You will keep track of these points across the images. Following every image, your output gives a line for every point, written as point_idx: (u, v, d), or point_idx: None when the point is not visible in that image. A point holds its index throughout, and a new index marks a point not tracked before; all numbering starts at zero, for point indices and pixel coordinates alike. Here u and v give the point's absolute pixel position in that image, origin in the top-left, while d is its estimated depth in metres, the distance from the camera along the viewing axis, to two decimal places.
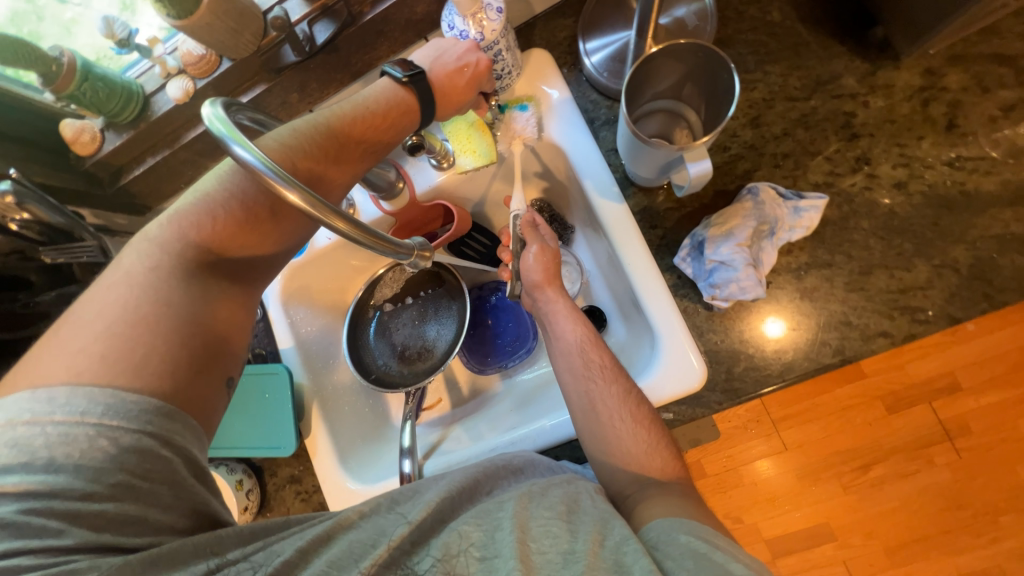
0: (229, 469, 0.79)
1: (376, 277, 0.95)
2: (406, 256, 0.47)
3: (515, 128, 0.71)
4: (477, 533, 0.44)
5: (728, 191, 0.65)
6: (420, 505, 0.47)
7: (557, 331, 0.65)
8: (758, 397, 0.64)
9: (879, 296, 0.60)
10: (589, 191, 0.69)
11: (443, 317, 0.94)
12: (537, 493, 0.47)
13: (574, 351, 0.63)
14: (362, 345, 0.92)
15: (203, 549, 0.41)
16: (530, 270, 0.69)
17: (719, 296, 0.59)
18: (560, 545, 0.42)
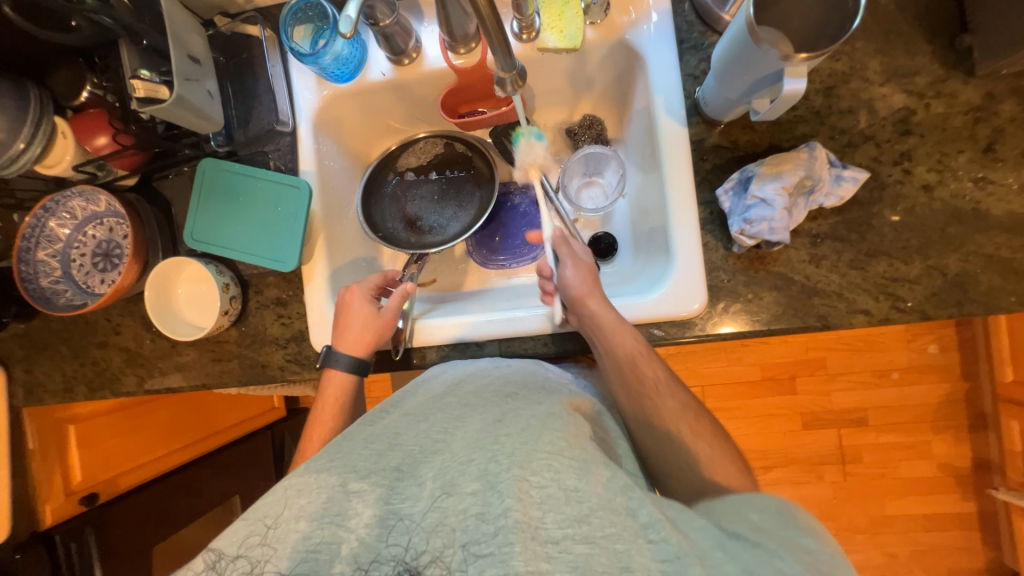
0: (219, 269, 0.78)
1: (409, 143, 0.92)
2: (508, 71, 0.60)
3: (530, 155, 0.80)
4: (473, 465, 0.45)
5: (781, 147, 0.69)
6: (395, 442, 0.51)
7: (609, 347, 0.67)
8: (743, 337, 0.70)
9: (873, 278, 0.67)
10: (656, 107, 0.71)
11: (462, 201, 0.91)
12: (533, 430, 0.48)
13: (626, 367, 0.67)
14: (376, 203, 0.90)
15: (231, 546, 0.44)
16: (572, 285, 0.70)
17: (748, 231, 0.63)
18: (563, 480, 0.43)
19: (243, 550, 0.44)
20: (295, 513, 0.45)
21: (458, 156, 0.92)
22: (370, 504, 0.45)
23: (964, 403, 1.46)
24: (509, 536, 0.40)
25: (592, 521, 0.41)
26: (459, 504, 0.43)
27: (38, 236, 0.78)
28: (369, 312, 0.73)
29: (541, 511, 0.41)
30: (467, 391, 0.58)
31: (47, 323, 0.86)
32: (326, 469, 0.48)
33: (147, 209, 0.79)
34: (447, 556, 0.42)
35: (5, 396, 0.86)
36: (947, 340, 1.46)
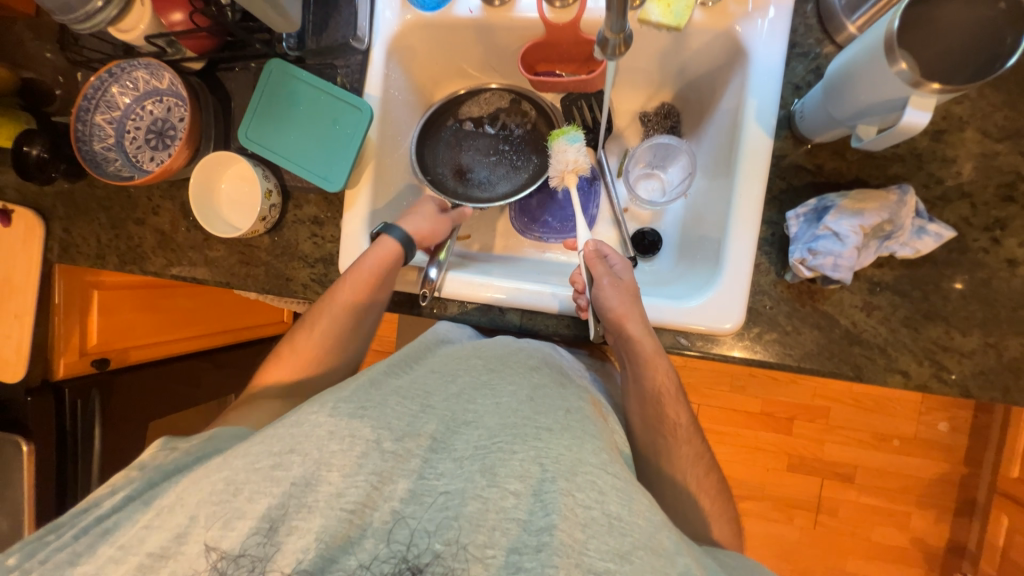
0: (264, 174, 0.77)
1: (475, 92, 0.89)
2: (615, 31, 0.50)
3: (566, 159, 0.76)
4: (517, 459, 0.46)
5: (868, 183, 0.65)
6: (428, 405, 0.52)
7: (640, 377, 0.67)
8: (769, 368, 0.68)
9: (923, 341, 0.64)
10: (746, 110, 0.67)
11: (517, 165, 0.89)
12: (575, 433, 0.49)
13: (650, 401, 0.67)
14: (431, 146, 0.88)
15: (248, 493, 0.43)
16: (611, 303, 0.67)
17: (809, 262, 0.60)
18: (606, 504, 0.44)
19: (269, 495, 0.43)
20: (327, 459, 0.45)
21: (522, 117, 0.89)
22: (407, 477, 0.45)
23: (957, 486, 1.43)
24: (553, 557, 0.40)
25: (634, 560, 0.41)
26: (502, 500, 0.44)
27: (98, 100, 0.78)
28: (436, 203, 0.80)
29: (584, 535, 0.41)
30: (491, 356, 0.61)
31: (92, 188, 0.87)
32: (360, 416, 0.48)
33: (209, 98, 0.78)
34: (484, 552, 0.41)
35: (40, 248, 0.88)
36: (960, 422, 1.42)
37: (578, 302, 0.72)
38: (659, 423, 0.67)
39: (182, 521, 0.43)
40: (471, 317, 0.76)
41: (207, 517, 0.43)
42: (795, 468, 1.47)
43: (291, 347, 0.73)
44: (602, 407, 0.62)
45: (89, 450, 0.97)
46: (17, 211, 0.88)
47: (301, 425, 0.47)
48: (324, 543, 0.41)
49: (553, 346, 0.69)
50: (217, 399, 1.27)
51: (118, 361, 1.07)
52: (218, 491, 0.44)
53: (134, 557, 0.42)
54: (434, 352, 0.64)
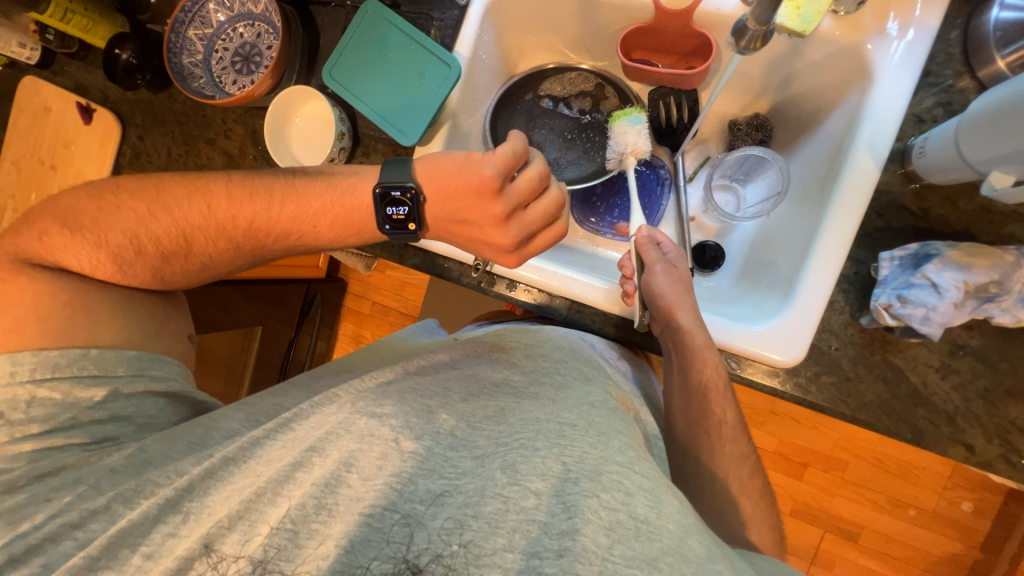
0: (340, 116, 0.76)
1: (561, 70, 0.86)
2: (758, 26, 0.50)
3: (628, 141, 0.74)
4: (539, 457, 0.44)
5: (975, 238, 0.60)
6: (445, 403, 0.52)
7: (686, 368, 0.64)
8: (820, 411, 0.64)
9: (998, 417, 0.59)
10: (858, 136, 0.61)
11: (589, 153, 0.85)
12: (599, 429, 0.48)
13: (695, 393, 0.65)
14: (504, 118, 0.85)
15: (263, 498, 0.44)
16: (661, 289, 0.67)
17: (895, 308, 0.56)
18: (632, 506, 0.41)
19: (292, 497, 0.44)
20: (347, 458, 0.45)
21: (604, 104, 0.85)
22: (427, 474, 0.44)
23: (967, 569, 1.36)
24: (575, 563, 0.38)
25: (662, 568, 0.38)
26: (524, 504, 0.41)
27: (194, 14, 0.78)
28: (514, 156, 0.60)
29: (608, 540, 0.39)
30: (518, 351, 0.62)
31: (171, 100, 0.88)
32: (380, 415, 0.48)
33: (299, 31, 0.78)
34: (504, 558, 0.39)
35: (114, 151, 0.90)
36: (987, 505, 1.34)
37: (622, 290, 0.69)
38: (704, 413, 0.65)
39: (213, 527, 0.43)
40: (517, 298, 0.74)
41: (228, 516, 0.44)
42: (799, 515, 1.43)
43: (194, 178, 0.64)
44: (631, 402, 0.60)
45: None
46: (98, 111, 0.90)
47: (322, 426, 0.49)
48: (345, 546, 0.41)
49: (589, 341, 0.69)
50: (245, 328, 1.29)
51: None
52: (243, 497, 0.44)
53: (167, 561, 0.42)
54: (478, 356, 0.63)
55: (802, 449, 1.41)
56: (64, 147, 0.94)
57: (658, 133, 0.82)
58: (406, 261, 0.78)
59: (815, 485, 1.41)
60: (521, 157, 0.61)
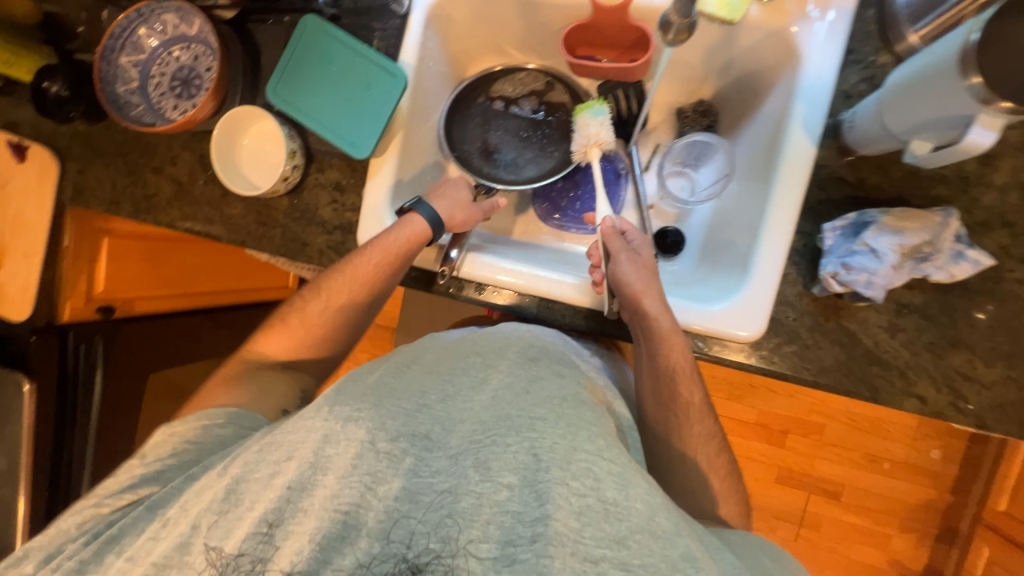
0: (290, 134, 0.75)
1: (510, 71, 0.87)
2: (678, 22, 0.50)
3: (591, 133, 0.75)
4: (511, 453, 0.45)
5: (908, 202, 0.63)
6: (422, 403, 0.51)
7: (653, 354, 0.66)
8: (784, 380, 0.67)
9: (944, 368, 0.63)
10: (792, 115, 0.65)
11: (546, 149, 0.86)
12: (569, 421, 0.47)
13: (664, 378, 0.67)
14: (459, 124, 0.85)
15: (240, 503, 0.44)
16: (628, 276, 0.67)
17: (841, 276, 0.59)
18: (602, 492, 0.42)
19: (265, 501, 0.43)
20: (322, 463, 0.44)
21: (555, 100, 0.86)
22: (401, 474, 0.45)
23: (941, 513, 1.44)
24: (548, 547, 0.40)
25: (631, 545, 0.40)
26: (496, 495, 0.43)
27: (124, 40, 0.76)
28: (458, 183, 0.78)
29: (580, 523, 0.41)
30: (489, 351, 0.59)
31: (110, 131, 0.85)
32: (355, 420, 0.47)
33: (239, 51, 0.76)
34: (480, 547, 0.41)
35: (53, 188, 0.86)
36: (952, 451, 1.42)
37: (591, 279, 0.71)
38: (672, 397, 0.67)
39: (186, 530, 0.44)
40: (488, 300, 0.74)
41: (212, 518, 0.44)
42: (784, 481, 1.48)
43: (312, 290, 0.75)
44: (605, 393, 0.61)
45: (90, 394, 1.00)
46: (31, 148, 0.86)
47: (296, 431, 0.47)
48: (320, 543, 0.41)
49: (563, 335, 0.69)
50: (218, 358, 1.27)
51: (123, 311, 1.06)
52: (216, 504, 0.44)
53: (146, 562, 0.44)
54: (444, 347, 0.62)
55: (781, 417, 1.47)
56: None
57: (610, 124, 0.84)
58: None
59: (796, 449, 1.47)
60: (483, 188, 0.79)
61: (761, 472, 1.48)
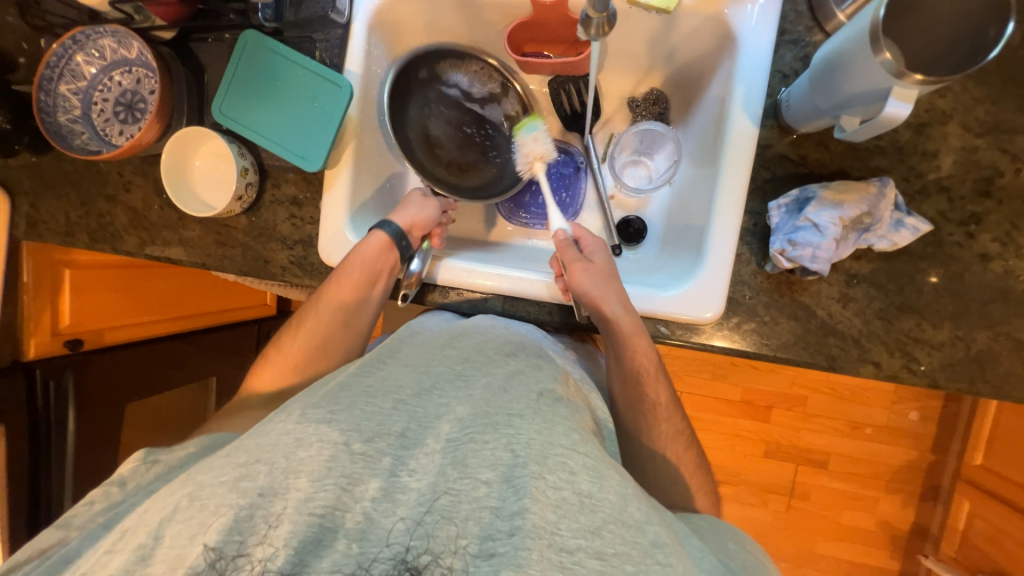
0: (240, 152, 0.74)
1: (457, 58, 0.80)
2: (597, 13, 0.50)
3: (532, 150, 0.78)
4: (487, 449, 0.46)
5: (849, 175, 0.65)
6: (399, 400, 0.50)
7: (618, 358, 0.67)
8: (746, 358, 0.69)
9: (896, 333, 0.65)
10: (732, 98, 0.66)
11: (487, 152, 0.84)
12: (547, 416, 0.48)
13: (630, 379, 0.68)
14: (399, 116, 0.79)
15: (203, 509, 0.43)
16: (586, 284, 0.67)
17: (788, 253, 0.61)
18: (577, 484, 0.43)
19: (230, 503, 0.43)
20: (294, 467, 0.44)
21: (500, 94, 0.82)
22: (377, 476, 0.45)
23: (923, 472, 1.48)
24: (526, 540, 0.40)
25: (604, 535, 0.41)
26: (474, 492, 0.44)
27: (62, 68, 0.74)
28: (417, 198, 0.78)
29: (556, 516, 0.42)
30: (467, 346, 0.60)
31: (59, 161, 0.84)
32: (330, 421, 0.47)
33: (180, 70, 0.75)
34: (459, 544, 0.42)
35: (6, 224, 0.85)
36: (929, 411, 1.46)
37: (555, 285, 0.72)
38: (642, 390, 0.68)
39: (146, 541, 0.43)
40: (451, 302, 0.76)
41: (182, 515, 0.43)
42: (773, 453, 1.51)
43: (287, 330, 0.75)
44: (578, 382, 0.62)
45: (64, 430, 0.94)
46: None
47: (268, 434, 0.47)
48: (295, 546, 0.41)
49: (531, 329, 0.68)
50: (200, 381, 1.25)
51: (93, 342, 1.03)
52: (184, 507, 0.44)
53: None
54: (405, 343, 0.61)
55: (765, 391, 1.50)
56: None
57: (563, 119, 0.85)
58: None
59: (781, 422, 1.50)
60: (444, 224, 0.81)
61: (750, 447, 1.51)
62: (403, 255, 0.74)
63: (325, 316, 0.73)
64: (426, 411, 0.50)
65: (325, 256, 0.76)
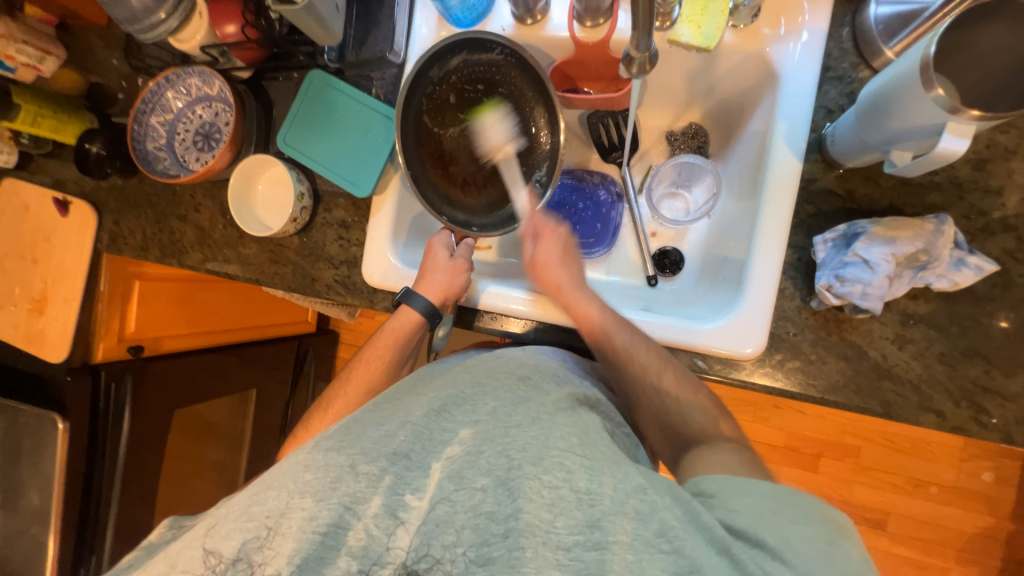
0: (298, 178, 0.81)
1: (474, 56, 0.73)
2: (641, 52, 0.51)
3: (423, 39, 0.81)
4: (483, 459, 0.46)
5: (902, 211, 0.63)
6: (408, 419, 0.51)
7: (643, 378, 0.63)
8: (790, 398, 0.65)
9: (961, 380, 0.60)
10: (775, 133, 0.66)
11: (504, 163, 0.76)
12: (543, 424, 0.49)
13: (659, 399, 0.62)
14: (417, 129, 0.74)
15: (207, 544, 0.45)
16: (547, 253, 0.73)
17: (836, 289, 0.58)
18: (574, 482, 0.44)
19: (240, 527, 0.45)
20: (301, 488, 0.46)
21: (519, 93, 0.74)
22: (380, 491, 0.46)
23: (1001, 543, 1.31)
24: (519, 540, 0.42)
25: (604, 525, 0.41)
26: (470, 499, 0.45)
27: (154, 104, 0.84)
28: (446, 260, 0.74)
29: (552, 515, 0.42)
30: (481, 370, 0.58)
31: (141, 184, 0.93)
32: (338, 449, 0.48)
33: (253, 104, 0.83)
34: (454, 552, 0.43)
35: (92, 238, 0.95)
36: (1006, 472, 1.31)
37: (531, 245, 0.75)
38: (603, 352, 0.66)
39: (164, 569, 0.44)
40: (491, 326, 0.76)
41: (207, 530, 0.46)
42: None
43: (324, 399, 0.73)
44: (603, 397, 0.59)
45: (118, 431, 1.00)
46: (75, 203, 0.95)
47: (279, 466, 0.49)
48: (299, 562, 0.43)
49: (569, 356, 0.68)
50: (240, 392, 1.30)
51: (152, 349, 1.11)
52: (201, 534, 0.46)
53: None
54: (437, 372, 0.62)
55: (813, 437, 1.39)
56: (44, 242, 0.98)
57: (600, 151, 0.87)
58: (377, 305, 0.82)
59: (833, 473, 1.39)
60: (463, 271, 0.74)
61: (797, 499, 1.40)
62: (430, 325, 0.73)
63: (355, 396, 0.70)
64: (456, 431, 0.51)
65: (368, 276, 0.80)
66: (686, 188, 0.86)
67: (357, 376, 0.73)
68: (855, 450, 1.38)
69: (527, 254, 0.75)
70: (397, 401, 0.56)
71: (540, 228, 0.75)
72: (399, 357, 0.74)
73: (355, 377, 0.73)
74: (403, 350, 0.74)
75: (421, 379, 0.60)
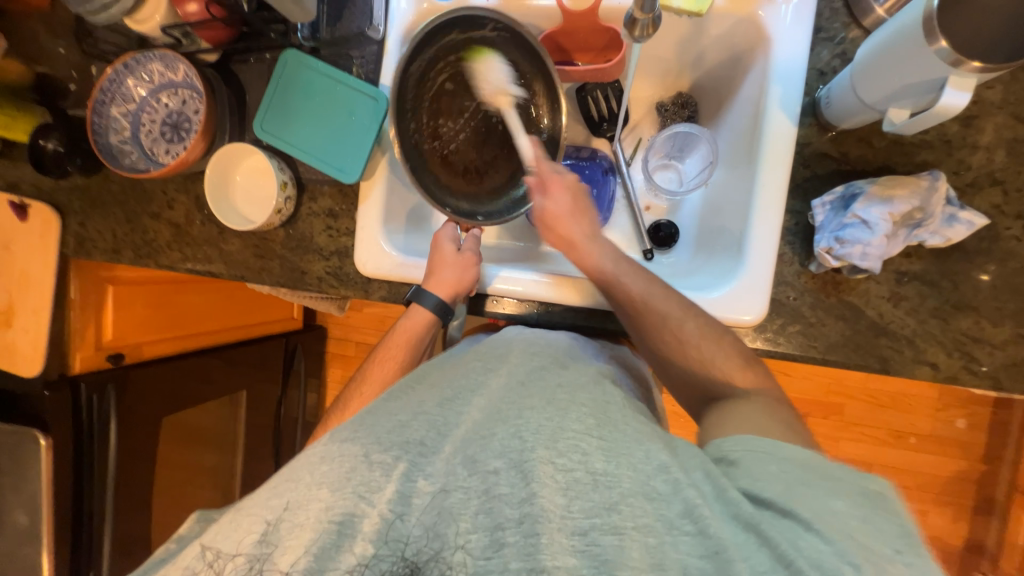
0: (280, 166, 0.77)
1: (467, 35, 0.71)
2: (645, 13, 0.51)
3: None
4: (495, 441, 0.45)
5: (895, 171, 0.64)
6: (420, 410, 0.50)
7: (696, 352, 0.61)
8: (792, 361, 0.66)
9: (953, 333, 0.63)
10: (769, 97, 0.65)
11: (509, 147, 0.75)
12: (559, 405, 0.47)
13: (708, 373, 0.60)
14: (410, 109, 0.72)
15: (222, 539, 0.43)
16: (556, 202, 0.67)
17: (836, 251, 0.59)
18: (590, 464, 0.42)
19: (260, 520, 0.43)
20: (317, 480, 0.44)
21: (521, 72, 0.72)
22: (393, 479, 0.44)
23: (975, 484, 1.40)
24: (535, 525, 0.40)
25: (623, 509, 0.40)
26: (483, 482, 0.43)
27: (114, 93, 0.78)
28: (453, 254, 0.72)
29: (566, 499, 0.41)
30: (489, 353, 0.59)
31: (106, 181, 0.87)
32: (351, 440, 0.47)
33: (224, 90, 0.78)
34: (468, 539, 0.41)
35: (57, 242, 0.88)
36: (979, 418, 1.39)
37: (542, 175, 0.68)
38: (616, 300, 0.65)
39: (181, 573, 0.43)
40: (493, 311, 0.76)
41: (212, 530, 0.45)
42: None
43: (338, 402, 0.70)
44: (614, 373, 0.59)
45: (106, 444, 0.96)
46: (33, 205, 0.88)
47: (299, 459, 0.47)
48: (314, 553, 0.41)
49: (574, 334, 0.67)
50: (229, 395, 1.25)
51: (133, 356, 1.06)
52: (217, 534, 0.44)
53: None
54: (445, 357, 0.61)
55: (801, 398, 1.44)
56: (3, 248, 0.91)
57: (590, 125, 0.85)
58: (373, 295, 0.80)
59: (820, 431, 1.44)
60: (471, 268, 0.72)
61: None
62: (442, 322, 0.73)
63: (368, 396, 0.67)
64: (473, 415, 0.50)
65: (361, 265, 0.77)
66: (678, 159, 0.86)
67: (370, 377, 0.70)
68: (841, 408, 1.43)
69: (535, 208, 0.69)
70: (408, 390, 0.54)
71: (549, 173, 0.68)
72: (412, 354, 0.71)
73: (370, 379, 0.69)
74: (416, 347, 0.72)
75: (428, 366, 0.59)
